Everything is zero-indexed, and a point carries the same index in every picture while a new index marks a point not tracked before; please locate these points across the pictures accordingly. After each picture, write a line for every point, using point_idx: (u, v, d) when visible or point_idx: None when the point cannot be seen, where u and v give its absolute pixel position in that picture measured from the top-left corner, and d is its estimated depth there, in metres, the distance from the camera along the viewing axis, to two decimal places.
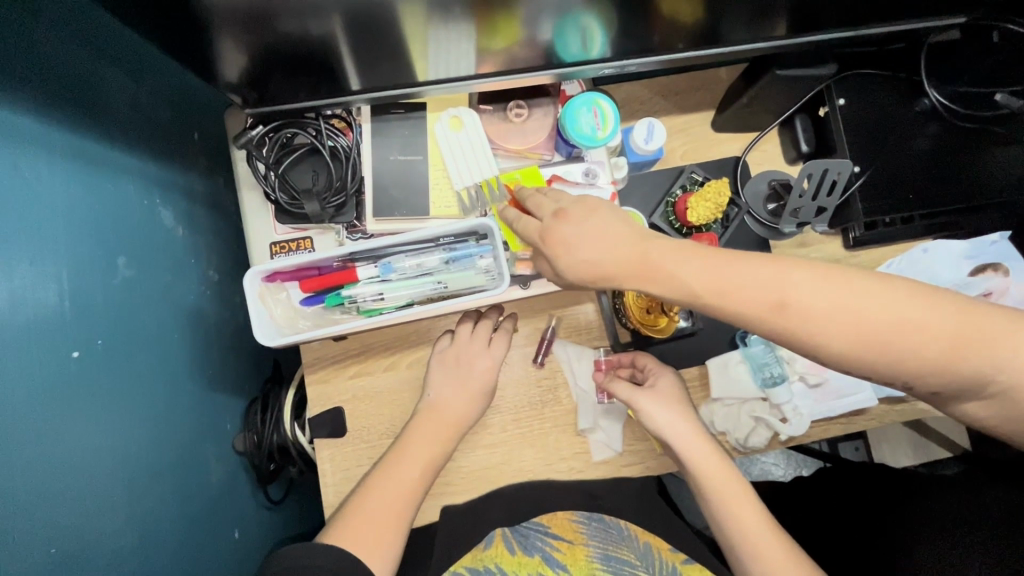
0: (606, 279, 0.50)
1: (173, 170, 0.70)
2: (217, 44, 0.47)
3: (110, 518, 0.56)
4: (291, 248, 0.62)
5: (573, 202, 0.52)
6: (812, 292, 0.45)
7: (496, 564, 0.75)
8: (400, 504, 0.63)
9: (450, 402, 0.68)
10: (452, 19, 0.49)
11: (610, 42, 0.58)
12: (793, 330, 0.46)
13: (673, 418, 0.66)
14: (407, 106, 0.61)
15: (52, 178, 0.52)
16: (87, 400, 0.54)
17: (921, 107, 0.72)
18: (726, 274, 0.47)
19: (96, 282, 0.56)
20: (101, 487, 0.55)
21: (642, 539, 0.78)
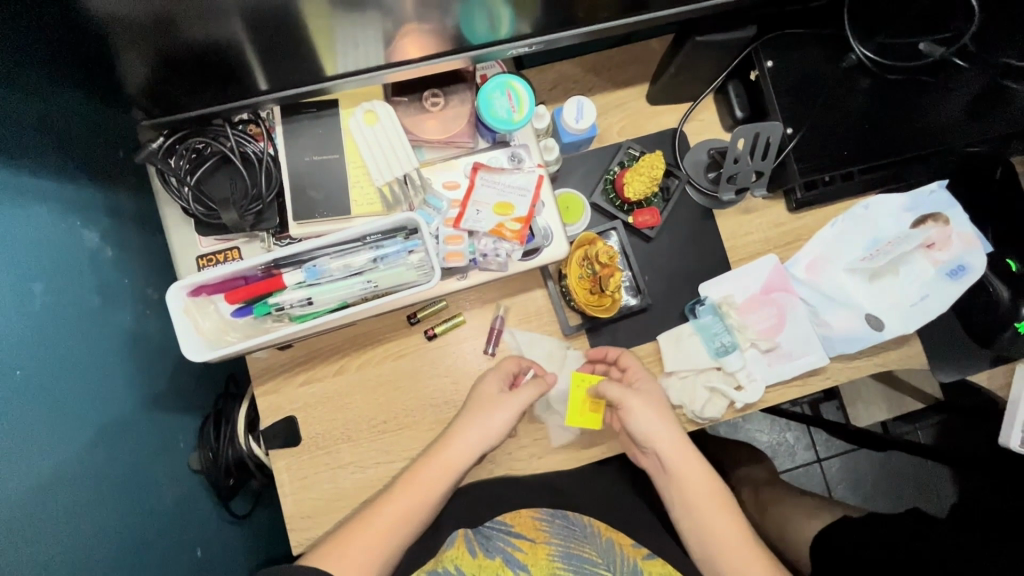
0: None
1: (97, 190, 0.68)
2: (109, 54, 0.46)
3: (48, 549, 0.54)
4: (219, 259, 0.61)
5: None
6: None
7: (457, 566, 0.70)
8: (389, 520, 0.63)
9: (473, 436, 0.66)
10: (347, 10, 0.47)
11: (519, 21, 0.56)
12: None
13: (653, 423, 0.68)
14: (318, 104, 0.60)
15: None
16: (9, 435, 0.52)
17: (848, 62, 0.71)
18: None
19: (11, 311, 0.54)
20: (38, 521, 0.54)
21: (606, 535, 0.74)
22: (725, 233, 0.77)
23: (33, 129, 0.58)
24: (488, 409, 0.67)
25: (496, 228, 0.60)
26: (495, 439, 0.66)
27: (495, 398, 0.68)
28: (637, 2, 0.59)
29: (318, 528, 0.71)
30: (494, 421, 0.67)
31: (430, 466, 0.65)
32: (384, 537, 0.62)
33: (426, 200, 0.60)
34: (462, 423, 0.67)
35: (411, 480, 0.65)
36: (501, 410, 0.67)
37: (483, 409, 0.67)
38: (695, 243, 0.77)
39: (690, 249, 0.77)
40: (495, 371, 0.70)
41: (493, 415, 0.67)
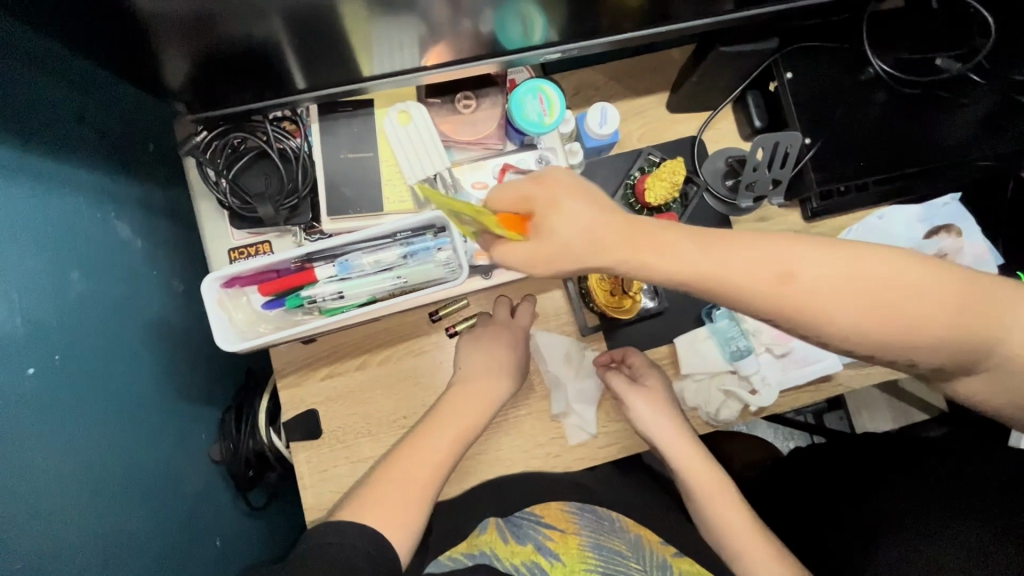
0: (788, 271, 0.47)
1: (129, 182, 0.70)
2: (157, 48, 0.47)
3: (77, 531, 0.55)
4: (251, 252, 0.62)
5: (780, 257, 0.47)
6: (811, 263, 0.47)
7: (491, 549, 0.73)
8: (416, 495, 0.63)
9: (473, 402, 0.68)
10: (390, 11, 0.49)
11: (552, 27, 0.58)
12: (795, 305, 0.47)
13: (655, 413, 0.71)
14: (354, 103, 0.61)
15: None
16: (41, 417, 0.53)
17: (866, 76, 0.73)
18: (767, 268, 0.47)
19: (49, 298, 0.56)
20: (70, 502, 0.55)
21: (634, 531, 0.76)
22: None
23: (72, 120, 0.59)
24: (482, 376, 0.70)
25: None
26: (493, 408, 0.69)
27: (490, 372, 0.70)
28: (666, 11, 0.61)
29: None
30: (489, 393, 0.69)
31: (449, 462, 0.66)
32: (410, 507, 0.61)
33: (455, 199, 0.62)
34: (459, 393, 0.69)
35: (429, 440, 0.66)
36: (500, 383, 0.70)
37: (480, 383, 0.69)
38: None
39: None
40: (484, 335, 0.72)
41: (491, 388, 0.69)
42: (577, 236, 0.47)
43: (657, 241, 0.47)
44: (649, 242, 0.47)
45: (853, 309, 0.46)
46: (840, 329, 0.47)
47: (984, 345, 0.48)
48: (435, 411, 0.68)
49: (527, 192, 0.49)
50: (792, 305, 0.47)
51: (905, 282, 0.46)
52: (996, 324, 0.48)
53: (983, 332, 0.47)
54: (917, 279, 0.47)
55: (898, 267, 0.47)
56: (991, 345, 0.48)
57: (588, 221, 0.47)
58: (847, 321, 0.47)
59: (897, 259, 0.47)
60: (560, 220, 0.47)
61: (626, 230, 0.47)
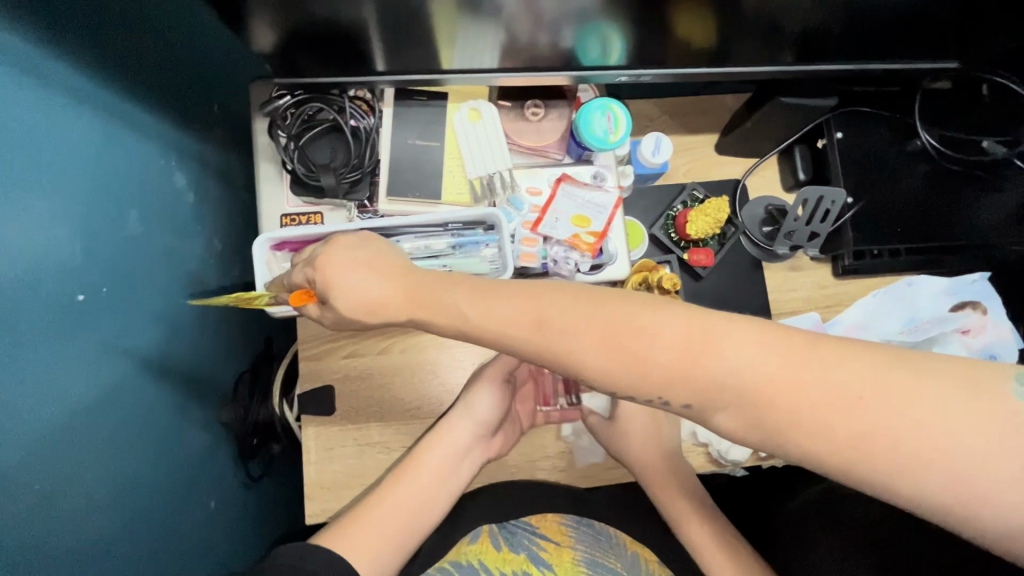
0: (538, 322, 0.42)
1: (192, 137, 0.72)
2: (249, 22, 0.49)
3: (89, 467, 0.54)
4: (302, 221, 0.63)
5: (534, 302, 0.43)
6: (567, 309, 0.42)
7: (479, 560, 0.71)
8: (379, 528, 0.65)
9: (431, 461, 0.69)
10: (474, 14, 0.52)
11: (627, 50, 0.61)
12: (550, 350, 0.42)
13: (640, 425, 0.73)
14: (428, 94, 0.63)
15: (83, 129, 0.53)
16: (83, 343, 0.54)
17: (912, 147, 0.76)
18: (533, 308, 0.43)
19: (105, 232, 0.57)
20: (88, 437, 0.54)
21: (631, 549, 0.74)
22: (772, 286, 0.80)
23: (151, 69, 0.62)
24: (448, 428, 0.70)
25: (571, 239, 0.63)
26: (483, 419, 0.71)
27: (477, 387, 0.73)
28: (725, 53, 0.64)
29: (336, 500, 0.71)
30: (476, 410, 0.72)
31: (440, 474, 0.70)
32: (387, 539, 0.65)
33: (508, 200, 0.63)
34: (421, 449, 0.70)
35: (402, 485, 0.68)
36: (482, 398, 0.72)
37: (468, 397, 0.72)
38: (740, 288, 0.80)
39: (737, 294, 0.80)
40: (462, 394, 0.73)
41: (480, 402, 0.72)
42: (360, 304, 0.48)
43: (430, 303, 0.46)
44: (429, 303, 0.47)
45: (601, 355, 0.41)
46: (594, 373, 0.41)
47: (717, 384, 0.38)
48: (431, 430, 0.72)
49: (309, 275, 0.51)
50: (534, 349, 0.43)
51: (640, 324, 0.40)
52: (708, 361, 0.39)
53: (701, 373, 0.39)
54: (660, 321, 0.40)
55: (638, 320, 0.41)
56: (721, 385, 0.38)
57: (371, 292, 0.48)
58: (590, 365, 0.41)
59: (622, 313, 0.41)
60: (338, 295, 0.48)
61: (401, 295, 0.48)
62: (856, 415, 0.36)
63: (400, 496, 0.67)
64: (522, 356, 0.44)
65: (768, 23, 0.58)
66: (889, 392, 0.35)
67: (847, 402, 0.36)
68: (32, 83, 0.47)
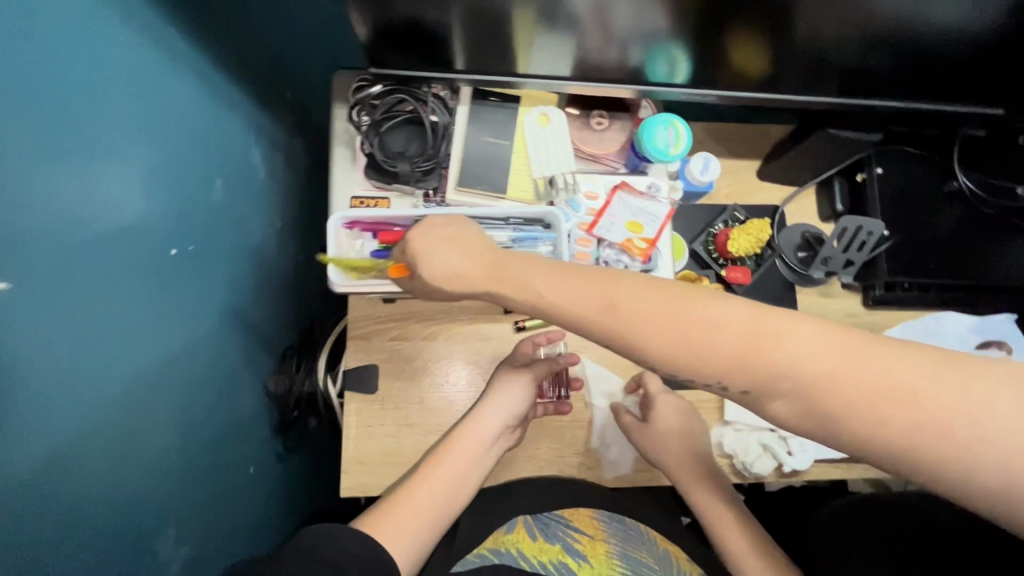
0: (607, 305, 0.45)
1: (268, 118, 0.76)
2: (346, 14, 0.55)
3: (166, 415, 0.56)
4: (371, 204, 0.67)
5: (607, 288, 0.46)
6: (635, 296, 0.45)
7: (517, 549, 0.72)
8: (412, 507, 0.69)
9: (467, 448, 0.73)
10: (552, 27, 0.58)
11: (693, 69, 0.66)
12: (618, 334, 0.45)
13: (679, 426, 0.75)
14: (501, 95, 0.67)
15: (189, 96, 0.58)
16: (170, 293, 0.56)
17: (950, 187, 0.79)
18: (604, 292, 0.46)
19: (194, 194, 0.60)
20: (167, 385, 0.56)
21: (662, 545, 0.77)
22: (805, 310, 0.83)
23: (241, 49, 0.67)
24: (483, 417, 0.74)
25: (624, 243, 0.67)
26: (517, 410, 0.75)
27: (509, 380, 0.76)
28: (777, 80, 0.68)
29: (373, 475, 0.73)
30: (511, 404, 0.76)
31: (468, 460, 0.73)
32: (415, 522, 0.68)
33: (568, 201, 0.67)
34: (455, 435, 0.73)
35: (433, 470, 0.71)
36: (516, 391, 0.76)
37: (502, 389, 0.76)
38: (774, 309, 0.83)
39: None
40: (490, 387, 0.76)
41: (513, 395, 0.76)
42: (443, 275, 0.52)
43: (509, 277, 0.50)
44: (506, 279, 0.50)
45: (666, 339, 0.44)
46: (657, 358, 0.44)
47: (772, 376, 0.41)
48: (461, 421, 0.74)
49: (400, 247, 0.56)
50: (599, 331, 0.46)
51: (702, 315, 0.43)
52: (767, 352, 0.41)
53: (761, 363, 0.41)
54: (724, 312, 0.43)
55: (698, 311, 0.44)
56: (780, 374, 0.41)
57: (452, 265, 0.52)
58: (654, 351, 0.44)
59: (681, 303, 0.44)
60: (423, 264, 0.52)
61: (483, 270, 0.51)
62: (908, 408, 0.39)
63: (434, 481, 0.71)
64: (592, 338, 0.47)
65: (817, 56, 0.64)
66: (944, 391, 0.39)
67: (904, 398, 0.39)
68: (152, 46, 0.52)
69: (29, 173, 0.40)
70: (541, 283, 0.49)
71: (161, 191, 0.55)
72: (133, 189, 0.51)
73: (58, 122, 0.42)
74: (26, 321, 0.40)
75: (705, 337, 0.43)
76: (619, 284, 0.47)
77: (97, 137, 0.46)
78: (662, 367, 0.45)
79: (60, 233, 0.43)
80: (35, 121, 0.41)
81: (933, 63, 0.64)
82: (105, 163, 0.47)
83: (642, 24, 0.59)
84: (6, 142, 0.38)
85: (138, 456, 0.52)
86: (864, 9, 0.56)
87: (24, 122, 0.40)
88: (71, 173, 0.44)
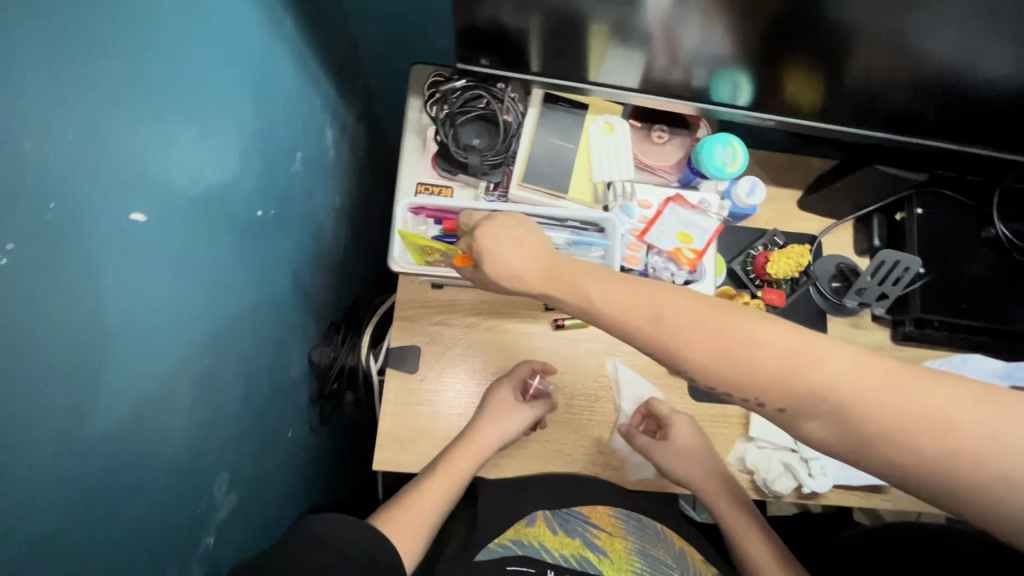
0: (653, 317, 0.48)
1: (342, 102, 0.81)
2: None
3: (233, 368, 0.59)
4: (435, 191, 0.72)
5: (654, 300, 0.49)
6: (683, 307, 0.48)
7: (540, 542, 0.75)
8: (423, 506, 0.71)
9: (467, 460, 0.74)
10: (626, 40, 0.62)
11: (756, 94, 0.69)
12: (664, 343, 0.47)
13: (693, 447, 0.77)
14: (570, 101, 0.71)
15: (288, 73, 0.63)
16: (251, 252, 0.59)
17: (986, 234, 0.82)
18: (653, 302, 0.49)
19: (280, 163, 0.63)
20: (239, 339, 0.59)
21: (678, 545, 0.79)
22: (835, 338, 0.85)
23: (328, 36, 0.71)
24: (483, 432, 0.75)
25: (673, 252, 0.70)
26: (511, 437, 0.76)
27: (504, 405, 0.76)
28: (833, 111, 0.71)
29: (402, 452, 0.76)
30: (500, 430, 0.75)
31: (461, 470, 0.73)
32: (418, 523, 0.70)
33: (622, 207, 0.71)
34: (456, 449, 0.74)
35: (436, 478, 0.73)
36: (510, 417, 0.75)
37: (500, 411, 0.76)
38: None
39: None
40: (487, 408, 0.76)
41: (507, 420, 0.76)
42: (505, 275, 0.55)
43: (562, 279, 0.53)
44: (561, 283, 0.53)
45: (710, 352, 0.46)
46: (697, 366, 0.47)
47: (814, 394, 0.43)
48: (466, 430, 0.75)
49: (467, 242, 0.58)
50: (641, 337, 0.48)
51: (749, 331, 0.45)
52: (808, 372, 0.44)
53: (800, 381, 0.44)
54: (767, 331, 0.45)
55: (745, 328, 0.46)
56: (817, 396, 0.43)
57: (513, 264, 0.54)
58: (696, 359, 0.46)
59: (728, 320, 0.46)
60: (488, 263, 0.55)
61: (540, 267, 0.54)
62: (944, 439, 0.41)
63: (438, 483, 0.72)
64: (638, 346, 0.50)
65: (866, 95, 0.67)
66: (979, 420, 0.41)
67: (939, 426, 0.41)
68: (269, 22, 0.57)
69: (178, 121, 0.44)
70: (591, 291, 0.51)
71: (259, 157, 0.58)
72: (241, 148, 0.54)
73: (202, 80, 0.47)
74: (151, 249, 0.43)
75: (750, 353, 0.45)
76: (666, 295, 0.49)
77: (224, 95, 0.50)
78: (697, 377, 0.48)
79: (186, 179, 0.46)
80: (187, 76, 0.45)
81: (979, 114, 0.68)
82: (227, 123, 0.52)
83: (707, 47, 0.63)
84: (163, 82, 0.42)
85: (205, 402, 0.54)
86: (913, 52, 0.60)
87: (180, 75, 0.44)
88: (198, 125, 0.47)
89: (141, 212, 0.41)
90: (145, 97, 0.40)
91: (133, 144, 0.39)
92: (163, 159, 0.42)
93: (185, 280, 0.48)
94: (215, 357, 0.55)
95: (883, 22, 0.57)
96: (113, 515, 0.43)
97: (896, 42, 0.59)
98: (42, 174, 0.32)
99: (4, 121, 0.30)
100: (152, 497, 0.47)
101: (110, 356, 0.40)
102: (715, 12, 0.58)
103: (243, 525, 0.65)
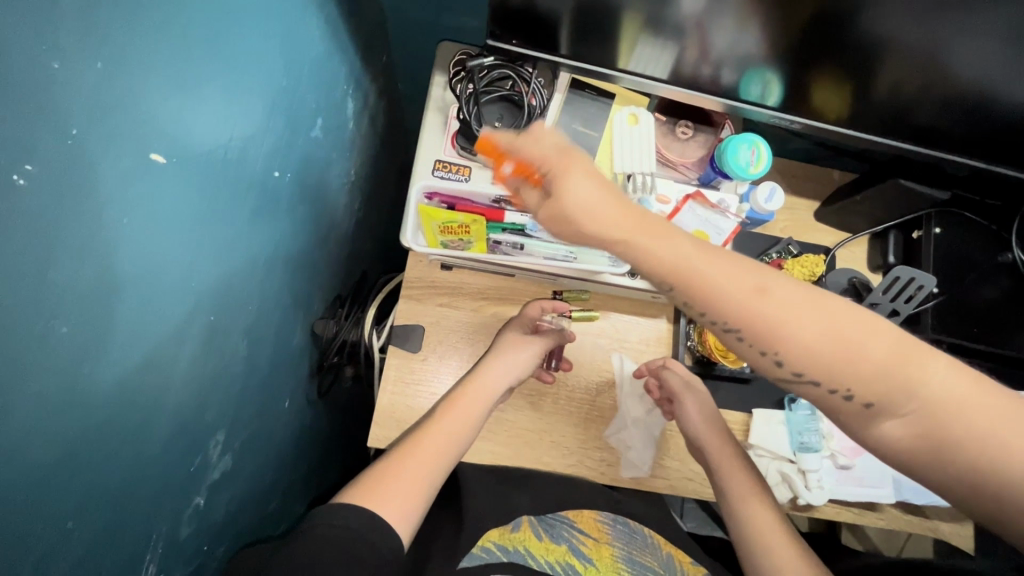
0: (760, 289, 0.42)
1: (365, 74, 0.80)
2: None
3: (234, 329, 0.57)
4: (452, 169, 0.72)
5: (761, 270, 0.44)
6: (789, 285, 0.43)
7: (525, 547, 0.73)
8: (428, 457, 0.65)
9: (475, 401, 0.70)
10: (660, 31, 0.61)
11: (786, 96, 0.68)
12: (766, 318, 0.42)
13: (707, 425, 0.73)
14: (598, 90, 0.71)
15: (316, 34, 0.61)
16: (263, 214, 0.58)
17: (1003, 259, 0.81)
18: (756, 273, 0.43)
19: (301, 126, 0.62)
20: (245, 300, 0.58)
21: (665, 549, 0.78)
22: None
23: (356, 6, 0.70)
24: (489, 368, 0.72)
25: None
26: (521, 372, 0.73)
27: (520, 339, 0.75)
28: (864, 119, 0.69)
29: (397, 430, 0.75)
30: (515, 364, 0.73)
31: (455, 406, 0.69)
32: (414, 488, 0.62)
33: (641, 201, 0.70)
34: (462, 390, 0.70)
35: (440, 422, 0.68)
36: (528, 350, 0.74)
37: (512, 346, 0.74)
38: None
39: None
40: (497, 348, 0.74)
41: (521, 354, 0.74)
42: (590, 212, 0.43)
43: (663, 233, 0.44)
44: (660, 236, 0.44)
45: (822, 331, 0.41)
46: (799, 349, 0.42)
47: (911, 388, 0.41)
48: (477, 364, 0.74)
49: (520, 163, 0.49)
50: (741, 315, 0.43)
51: (859, 318, 0.42)
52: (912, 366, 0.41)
53: (904, 375, 0.41)
54: (874, 321, 0.42)
55: (856, 316, 0.42)
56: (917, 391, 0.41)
57: (596, 198, 0.43)
58: (802, 340, 0.42)
59: (832, 306, 0.42)
60: (568, 192, 0.43)
61: (632, 216, 0.44)
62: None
63: (433, 443, 0.66)
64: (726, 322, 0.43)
65: (899, 107, 0.66)
66: None
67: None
68: None
69: (205, 69, 0.43)
70: (696, 254, 0.43)
71: (280, 117, 0.57)
72: (262, 105, 0.53)
73: (234, 30, 0.45)
74: (160, 198, 0.41)
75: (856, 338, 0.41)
76: (764, 268, 0.44)
77: (252, 50, 0.49)
78: (791, 361, 0.43)
79: (208, 126, 0.45)
80: (220, 24, 0.43)
81: (1008, 137, 0.67)
82: (252, 77, 0.50)
83: (740, 44, 0.62)
84: (193, 23, 0.40)
85: (203, 362, 0.52)
86: (946, 67, 0.59)
87: (214, 21, 0.42)
88: (224, 76, 0.45)
89: (152, 156, 0.39)
90: (174, 40, 0.38)
91: (158, 80, 0.38)
92: (181, 105, 0.41)
93: (192, 234, 0.46)
94: (216, 314, 0.52)
95: (927, 31, 0.56)
96: (107, 462, 0.42)
97: (935, 53, 0.58)
98: (70, 98, 0.31)
99: (29, 39, 0.28)
100: (148, 450, 0.47)
101: (110, 304, 0.38)
102: (750, 11, 0.57)
103: (234, 490, 0.64)
